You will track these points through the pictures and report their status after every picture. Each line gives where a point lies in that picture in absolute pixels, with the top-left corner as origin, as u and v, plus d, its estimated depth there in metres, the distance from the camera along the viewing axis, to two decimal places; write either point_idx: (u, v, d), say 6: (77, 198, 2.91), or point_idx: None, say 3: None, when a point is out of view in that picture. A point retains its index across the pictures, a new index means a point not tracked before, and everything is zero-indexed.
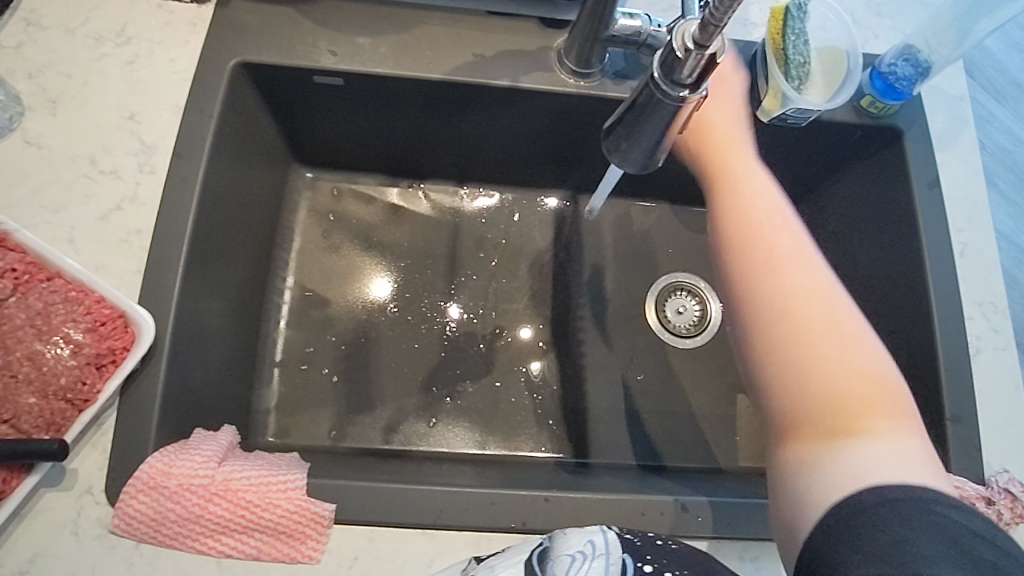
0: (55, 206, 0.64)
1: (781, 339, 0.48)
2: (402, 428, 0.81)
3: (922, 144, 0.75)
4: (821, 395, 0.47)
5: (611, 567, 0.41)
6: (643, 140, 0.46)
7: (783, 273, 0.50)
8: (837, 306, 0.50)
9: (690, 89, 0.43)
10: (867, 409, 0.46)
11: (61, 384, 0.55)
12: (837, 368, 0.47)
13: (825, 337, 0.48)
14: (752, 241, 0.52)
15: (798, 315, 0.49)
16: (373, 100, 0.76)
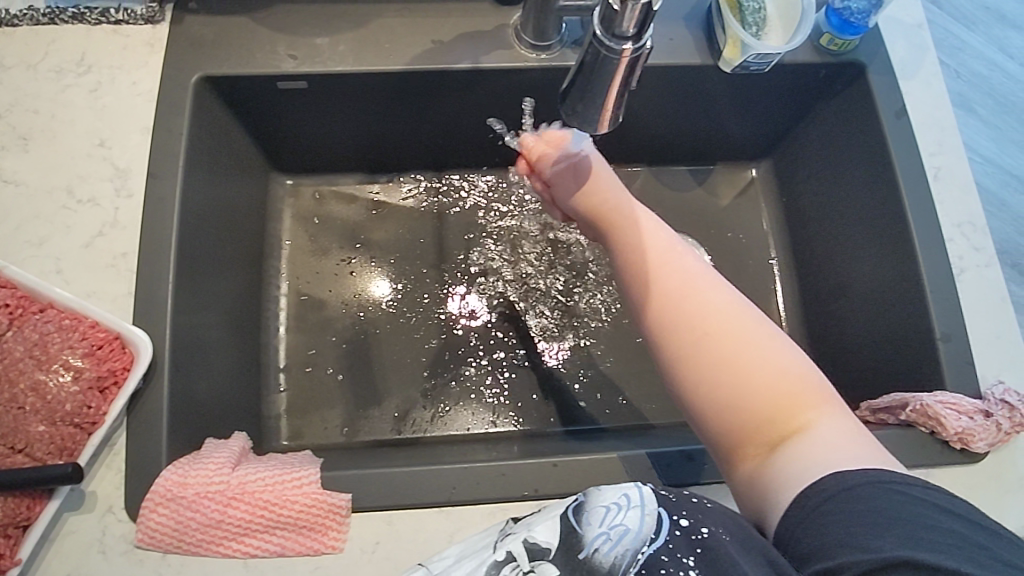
0: (40, 240, 0.65)
1: (700, 366, 0.50)
2: (412, 417, 0.82)
3: (885, 75, 0.75)
4: (751, 411, 0.48)
5: (647, 517, 0.45)
6: (597, 98, 0.47)
7: (686, 305, 0.52)
8: (745, 320, 0.51)
9: (633, 41, 0.44)
10: (794, 405, 0.48)
11: (67, 410, 0.56)
12: (756, 376, 0.49)
13: (740, 350, 0.50)
14: (652, 283, 0.54)
15: (711, 336, 0.50)
16: (339, 99, 0.77)
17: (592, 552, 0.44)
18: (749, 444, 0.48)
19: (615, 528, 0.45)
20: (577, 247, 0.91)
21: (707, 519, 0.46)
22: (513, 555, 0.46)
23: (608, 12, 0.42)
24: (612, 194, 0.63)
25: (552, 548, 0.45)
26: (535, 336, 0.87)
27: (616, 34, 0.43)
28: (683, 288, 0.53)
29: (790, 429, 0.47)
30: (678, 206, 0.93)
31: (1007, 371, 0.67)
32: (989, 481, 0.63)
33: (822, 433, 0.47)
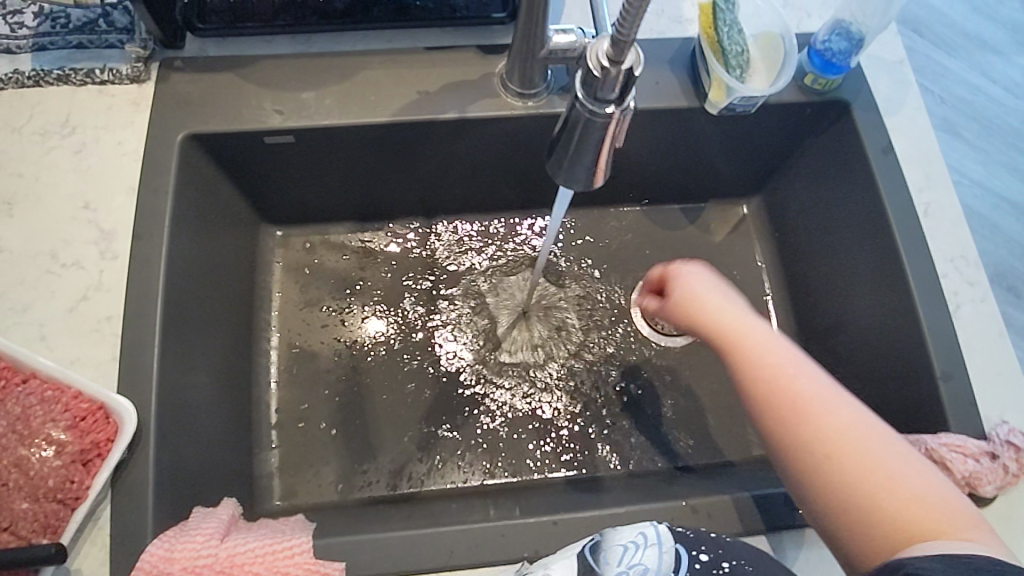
0: (22, 306, 0.63)
1: (833, 470, 0.50)
2: (408, 472, 0.81)
3: (871, 112, 0.76)
4: (884, 522, 0.48)
5: (664, 555, 0.46)
6: (583, 158, 0.47)
7: (820, 418, 0.52)
8: (877, 433, 0.51)
9: (616, 103, 0.44)
10: (933, 516, 0.48)
11: (50, 485, 0.54)
12: (891, 488, 0.49)
13: (875, 463, 0.50)
14: (789, 389, 0.54)
15: (847, 448, 0.50)
16: (327, 152, 0.76)
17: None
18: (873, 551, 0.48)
19: (634, 568, 0.45)
20: (572, 290, 0.90)
21: (725, 553, 0.48)
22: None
23: (591, 78, 0.43)
24: (728, 308, 0.60)
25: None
26: (531, 383, 0.86)
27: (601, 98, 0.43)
28: (818, 401, 0.53)
29: (923, 537, 0.47)
30: (671, 244, 0.92)
31: (1009, 408, 0.66)
32: (1000, 523, 0.61)
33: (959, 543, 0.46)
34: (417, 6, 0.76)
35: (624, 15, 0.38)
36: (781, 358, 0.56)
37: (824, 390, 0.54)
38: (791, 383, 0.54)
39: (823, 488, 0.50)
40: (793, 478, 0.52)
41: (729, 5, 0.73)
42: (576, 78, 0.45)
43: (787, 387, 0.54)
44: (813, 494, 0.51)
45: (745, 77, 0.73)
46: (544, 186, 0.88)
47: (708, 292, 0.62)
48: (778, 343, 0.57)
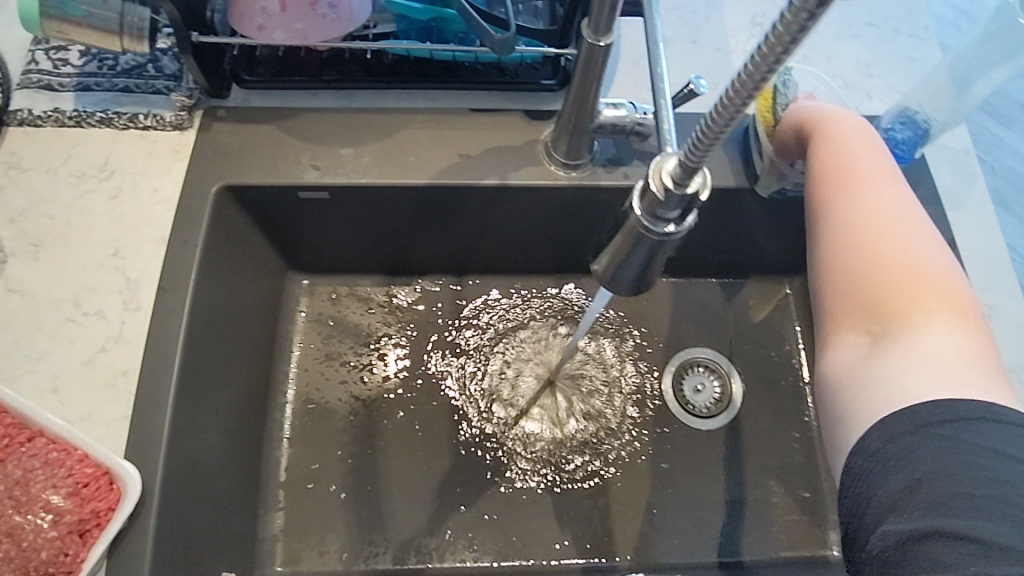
0: (39, 354, 0.61)
1: (846, 213, 0.58)
2: (417, 546, 0.76)
3: (934, 205, 0.71)
4: (876, 273, 0.55)
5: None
6: (632, 269, 0.45)
7: (854, 191, 0.60)
8: (907, 224, 0.57)
9: (675, 221, 0.42)
10: (924, 292, 0.53)
11: (41, 558, 0.50)
12: (897, 257, 0.55)
13: (889, 236, 0.56)
14: (847, 164, 0.61)
15: (866, 214, 0.58)
16: (361, 208, 0.74)
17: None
18: (862, 348, 0.53)
19: None
20: (603, 361, 0.86)
21: None
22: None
23: (653, 196, 0.41)
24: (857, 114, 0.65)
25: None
26: (553, 459, 0.81)
27: (660, 216, 0.42)
28: (862, 178, 0.60)
29: (912, 320, 0.52)
30: (709, 320, 0.88)
31: None
32: None
33: (943, 354, 0.49)
34: (465, 67, 0.74)
35: (697, 139, 0.37)
36: (869, 163, 0.61)
37: (891, 201, 0.58)
38: (847, 152, 0.62)
39: (817, 185, 0.62)
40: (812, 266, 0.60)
41: (788, 90, 0.71)
42: (634, 193, 0.43)
43: (837, 162, 0.62)
44: (813, 187, 0.62)
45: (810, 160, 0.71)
46: (580, 254, 0.84)
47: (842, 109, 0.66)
48: (872, 159, 0.62)
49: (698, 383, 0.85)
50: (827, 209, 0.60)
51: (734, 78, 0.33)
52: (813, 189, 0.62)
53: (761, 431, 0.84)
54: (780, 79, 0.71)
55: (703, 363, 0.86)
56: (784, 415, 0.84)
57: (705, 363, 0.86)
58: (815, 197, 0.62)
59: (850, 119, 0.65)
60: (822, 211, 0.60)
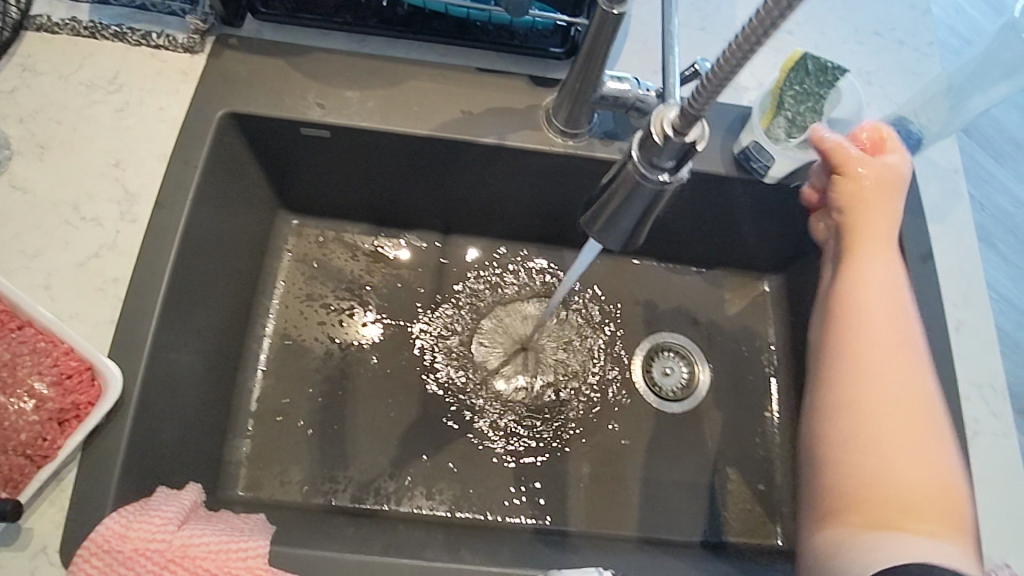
0: (34, 251, 0.64)
1: (864, 376, 0.54)
2: (375, 486, 0.79)
3: (917, 215, 0.72)
4: (884, 451, 0.51)
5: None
6: (624, 220, 0.46)
7: (866, 360, 0.55)
8: (925, 440, 0.52)
9: (669, 172, 0.44)
10: (922, 514, 0.49)
11: (21, 440, 0.53)
12: (907, 461, 0.50)
13: (906, 421, 0.52)
14: (874, 311, 0.57)
15: (885, 393, 0.53)
16: (360, 153, 0.76)
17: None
18: (855, 512, 0.50)
19: None
20: (576, 332, 0.89)
21: None
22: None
23: (651, 142, 0.42)
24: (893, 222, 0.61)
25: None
26: (517, 419, 0.84)
27: (655, 165, 0.43)
28: (888, 338, 0.55)
29: (908, 514, 0.49)
30: (685, 307, 0.90)
31: (1013, 553, 0.60)
32: None
33: (934, 546, 0.47)
34: (477, 27, 0.75)
35: (699, 88, 0.38)
36: (898, 330, 0.56)
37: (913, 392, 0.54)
38: (875, 315, 0.57)
39: (841, 338, 0.56)
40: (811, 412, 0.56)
41: (814, 73, 0.70)
42: (632, 141, 0.45)
43: (867, 304, 0.57)
44: (835, 333, 0.57)
45: (798, 148, 0.70)
46: (566, 226, 0.86)
47: (883, 192, 0.61)
48: (901, 329, 0.57)
49: (667, 367, 0.87)
50: (843, 365, 0.55)
51: (737, 33, 0.34)
52: (835, 337, 0.57)
53: (720, 419, 0.86)
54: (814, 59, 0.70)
55: (673, 348, 0.89)
56: (745, 407, 0.87)
57: (675, 346, 0.89)
58: (835, 348, 0.57)
59: (885, 217, 0.61)
60: (839, 365, 0.55)
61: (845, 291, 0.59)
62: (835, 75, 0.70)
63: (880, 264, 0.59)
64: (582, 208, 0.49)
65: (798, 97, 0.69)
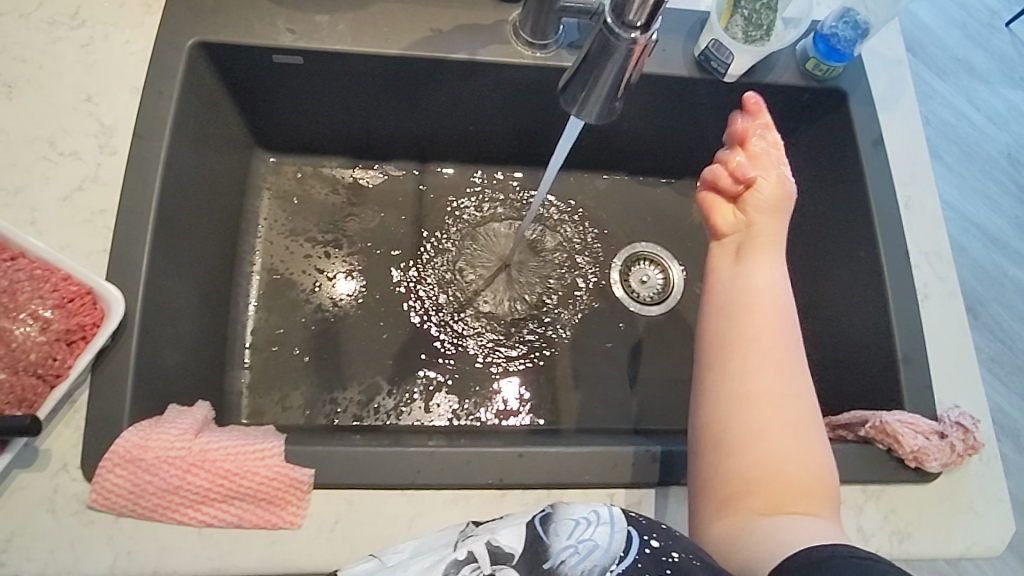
0: (15, 187, 0.63)
1: (750, 373, 0.57)
2: (375, 405, 0.82)
3: (868, 105, 0.77)
4: (769, 447, 0.55)
5: (616, 534, 0.47)
6: (602, 86, 0.50)
7: (758, 361, 0.58)
8: (801, 422, 0.57)
9: (640, 31, 0.47)
10: (806, 494, 0.55)
11: (31, 360, 0.55)
12: (791, 448, 0.55)
13: (787, 414, 0.57)
14: (758, 309, 0.60)
15: (771, 390, 0.57)
16: (333, 79, 0.77)
17: (558, 564, 0.45)
18: (751, 500, 0.54)
19: (583, 543, 0.46)
20: (556, 249, 0.92)
21: (676, 544, 0.49)
22: (474, 556, 0.46)
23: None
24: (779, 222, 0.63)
25: (515, 555, 0.45)
26: (505, 334, 0.88)
27: (626, 24, 0.46)
28: (771, 335, 0.59)
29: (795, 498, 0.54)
30: (657, 218, 0.95)
31: (959, 396, 0.67)
32: (939, 501, 0.64)
33: (821, 523, 0.53)
34: None
35: None
36: (779, 323, 0.60)
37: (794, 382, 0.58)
38: (760, 311, 0.60)
39: (730, 336, 0.59)
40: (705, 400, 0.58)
41: None
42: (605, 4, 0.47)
43: (753, 302, 0.60)
44: (725, 331, 0.60)
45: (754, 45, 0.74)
46: (539, 145, 0.89)
47: (777, 209, 0.63)
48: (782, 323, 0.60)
49: (643, 275, 0.92)
50: (732, 361, 0.58)
51: None
52: (724, 332, 0.60)
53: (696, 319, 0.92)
54: None
55: (648, 257, 0.94)
56: None
57: (648, 256, 0.94)
58: (725, 342, 0.59)
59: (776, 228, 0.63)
60: (729, 361, 0.58)
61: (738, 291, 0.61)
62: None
63: (770, 265, 0.62)
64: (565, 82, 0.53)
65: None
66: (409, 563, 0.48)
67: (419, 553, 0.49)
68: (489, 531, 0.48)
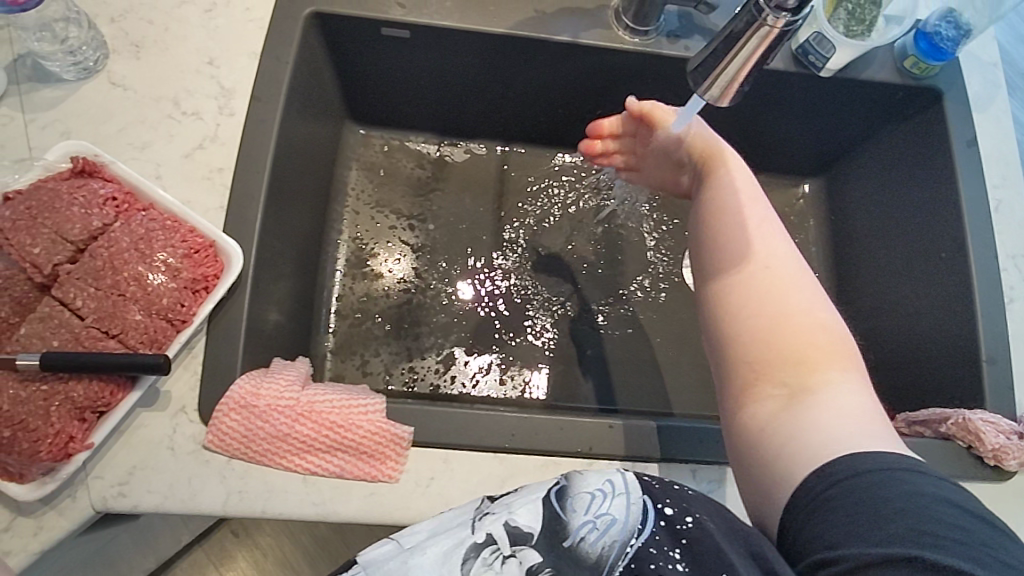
0: (142, 143, 0.67)
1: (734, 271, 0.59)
2: (451, 374, 0.83)
3: (963, 106, 0.77)
4: (769, 331, 0.55)
5: (632, 506, 0.48)
6: (730, 66, 0.50)
7: (744, 259, 0.60)
8: (793, 301, 0.56)
9: (789, 11, 0.46)
10: (818, 356, 0.53)
11: (163, 304, 0.58)
12: (794, 328, 0.54)
13: (778, 298, 0.57)
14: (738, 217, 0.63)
15: (760, 282, 0.58)
16: (432, 54, 0.79)
17: (578, 541, 0.47)
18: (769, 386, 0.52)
19: (602, 518, 0.47)
20: (629, 233, 0.93)
21: (690, 507, 0.48)
22: (493, 539, 0.47)
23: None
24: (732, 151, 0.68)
25: (534, 534, 0.47)
26: (578, 312, 0.88)
27: None
28: (752, 233, 0.61)
29: (811, 364, 0.52)
30: None
31: None
32: (1019, 500, 0.64)
33: (840, 390, 0.50)
34: None
35: None
36: (757, 223, 0.62)
37: (783, 271, 0.59)
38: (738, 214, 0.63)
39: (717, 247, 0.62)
40: (710, 312, 0.59)
41: None
42: None
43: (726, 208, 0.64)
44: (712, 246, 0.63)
45: (854, 39, 0.73)
46: None
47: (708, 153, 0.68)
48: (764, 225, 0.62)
49: None
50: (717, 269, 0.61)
51: None
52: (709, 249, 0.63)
53: None
54: None
55: None
56: None
57: None
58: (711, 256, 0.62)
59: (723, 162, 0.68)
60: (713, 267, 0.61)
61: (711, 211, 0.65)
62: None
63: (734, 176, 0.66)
64: (691, 63, 0.54)
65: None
66: (428, 544, 0.47)
67: (439, 534, 0.48)
68: (506, 509, 0.49)
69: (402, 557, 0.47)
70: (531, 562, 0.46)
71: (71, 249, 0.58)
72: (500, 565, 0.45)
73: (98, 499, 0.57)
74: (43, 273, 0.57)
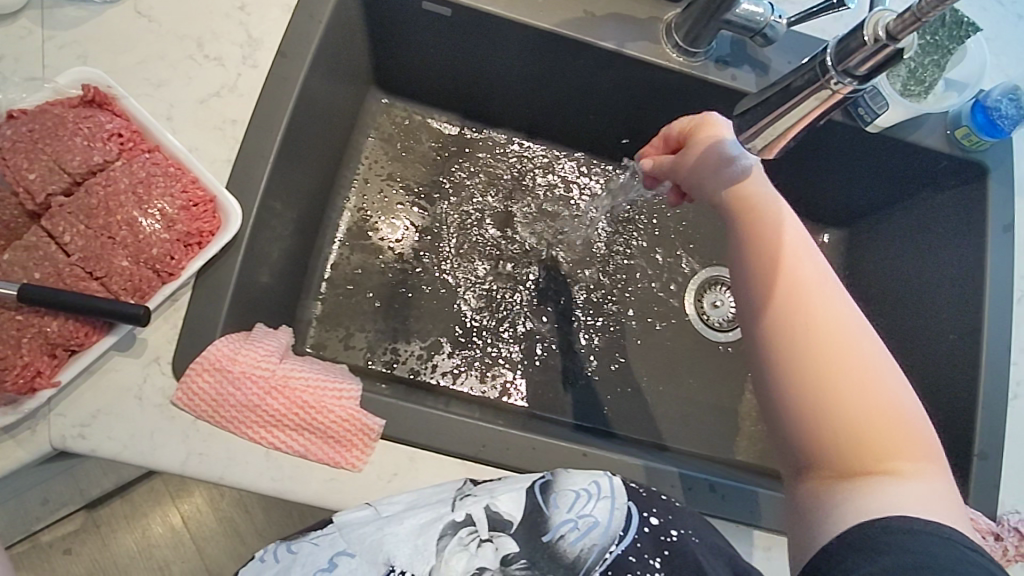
0: (159, 80, 0.64)
1: (796, 320, 0.49)
2: (433, 362, 0.81)
3: (1007, 188, 0.74)
4: (833, 400, 0.47)
5: (615, 511, 0.47)
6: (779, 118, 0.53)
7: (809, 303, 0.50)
8: (857, 359, 0.48)
9: (855, 79, 0.49)
10: (890, 437, 0.46)
11: (152, 254, 0.56)
12: (860, 396, 0.47)
13: (843, 356, 0.48)
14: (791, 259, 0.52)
15: (826, 339, 0.48)
16: (473, 37, 0.76)
17: (557, 538, 0.46)
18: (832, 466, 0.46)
19: (584, 518, 0.47)
20: (640, 252, 0.91)
21: (674, 520, 0.49)
22: (472, 520, 0.47)
23: (851, 44, 0.46)
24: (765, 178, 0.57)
25: (514, 523, 0.47)
26: (573, 324, 0.86)
27: (846, 66, 0.48)
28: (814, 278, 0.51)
29: (880, 446, 0.46)
30: None
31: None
32: None
33: (910, 476, 0.45)
34: None
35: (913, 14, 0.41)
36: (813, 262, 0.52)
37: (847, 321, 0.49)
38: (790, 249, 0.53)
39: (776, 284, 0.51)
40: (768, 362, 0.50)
41: (954, 34, 0.70)
42: (833, 44, 0.49)
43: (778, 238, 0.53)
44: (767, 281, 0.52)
45: (909, 100, 0.71)
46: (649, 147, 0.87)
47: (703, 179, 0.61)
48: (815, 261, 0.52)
49: (718, 299, 0.90)
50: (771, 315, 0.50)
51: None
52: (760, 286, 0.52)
53: None
54: (952, 19, 0.70)
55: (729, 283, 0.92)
56: None
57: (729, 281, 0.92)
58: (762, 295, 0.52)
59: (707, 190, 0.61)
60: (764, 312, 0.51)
61: (762, 240, 0.54)
62: (969, 31, 0.70)
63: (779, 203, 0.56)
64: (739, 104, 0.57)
65: (926, 48, 0.70)
66: (406, 516, 0.48)
67: (417, 507, 0.49)
68: (488, 494, 0.49)
69: (378, 524, 0.48)
70: (506, 550, 0.45)
71: (68, 181, 0.56)
72: (476, 547, 0.45)
73: (58, 437, 0.56)
74: (35, 200, 0.55)
